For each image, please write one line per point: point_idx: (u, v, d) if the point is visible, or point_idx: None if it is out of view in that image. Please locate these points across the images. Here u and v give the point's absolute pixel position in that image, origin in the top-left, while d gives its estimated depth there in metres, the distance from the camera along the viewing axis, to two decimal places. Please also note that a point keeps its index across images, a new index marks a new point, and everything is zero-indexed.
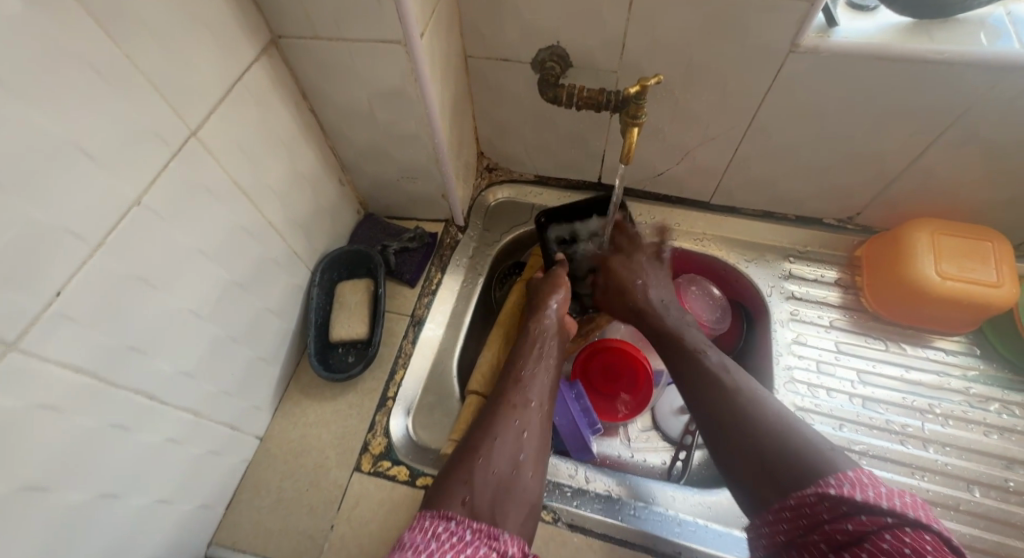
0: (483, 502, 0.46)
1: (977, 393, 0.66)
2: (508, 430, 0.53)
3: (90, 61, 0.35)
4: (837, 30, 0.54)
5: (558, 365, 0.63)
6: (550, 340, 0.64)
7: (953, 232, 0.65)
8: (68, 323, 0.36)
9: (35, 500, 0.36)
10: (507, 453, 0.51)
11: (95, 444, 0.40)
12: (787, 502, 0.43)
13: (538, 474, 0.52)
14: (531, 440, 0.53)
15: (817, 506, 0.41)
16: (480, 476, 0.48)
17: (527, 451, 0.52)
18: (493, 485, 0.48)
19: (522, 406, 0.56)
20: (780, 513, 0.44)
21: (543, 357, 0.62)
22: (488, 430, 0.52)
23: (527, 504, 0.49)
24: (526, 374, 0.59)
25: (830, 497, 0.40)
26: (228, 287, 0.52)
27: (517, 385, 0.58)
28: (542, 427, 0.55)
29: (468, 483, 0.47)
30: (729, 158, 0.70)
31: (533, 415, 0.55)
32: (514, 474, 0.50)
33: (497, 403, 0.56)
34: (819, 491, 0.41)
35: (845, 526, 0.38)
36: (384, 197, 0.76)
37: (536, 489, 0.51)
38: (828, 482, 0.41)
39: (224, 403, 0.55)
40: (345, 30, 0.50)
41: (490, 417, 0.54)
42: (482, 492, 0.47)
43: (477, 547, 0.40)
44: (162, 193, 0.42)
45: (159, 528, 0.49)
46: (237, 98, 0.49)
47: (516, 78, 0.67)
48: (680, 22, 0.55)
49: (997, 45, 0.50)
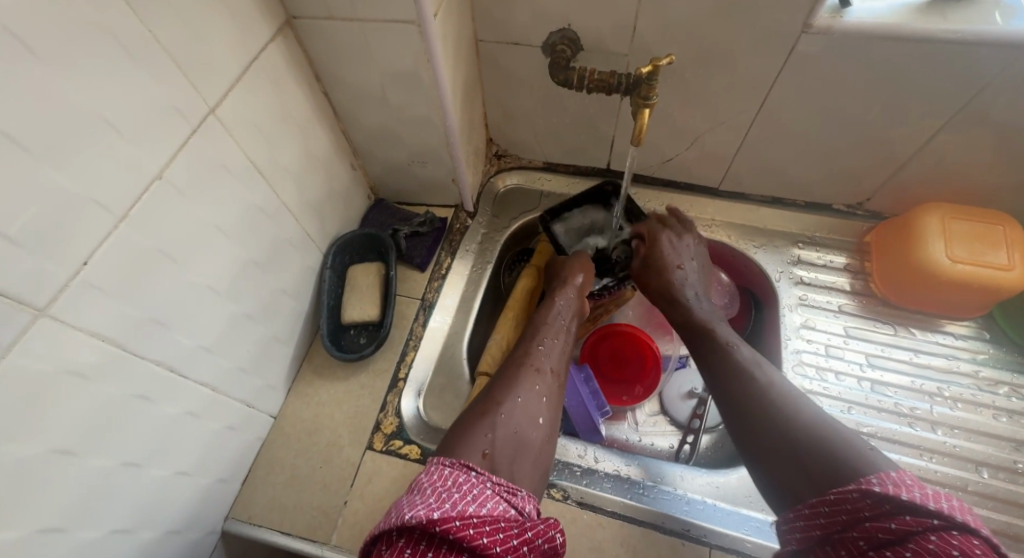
0: (501, 460, 0.46)
1: (987, 377, 0.67)
2: (530, 393, 0.53)
3: (114, 35, 0.36)
4: (850, 10, 0.53)
5: (573, 340, 0.64)
6: (569, 314, 0.64)
7: (964, 217, 0.65)
8: (94, 292, 0.37)
9: (63, 464, 0.37)
10: (527, 415, 0.51)
11: (119, 410, 0.41)
12: (825, 497, 0.39)
13: (549, 441, 0.52)
14: (548, 407, 0.54)
15: (858, 503, 0.37)
16: (501, 432, 0.48)
17: (544, 416, 0.53)
18: (511, 444, 0.48)
19: (542, 371, 0.56)
20: (815, 507, 0.40)
21: (562, 329, 0.63)
22: (510, 390, 0.53)
23: (538, 468, 0.50)
24: (547, 342, 0.60)
25: (874, 495, 0.36)
26: (244, 266, 0.53)
27: (537, 351, 0.58)
28: (557, 397, 0.56)
29: (489, 437, 0.47)
30: (739, 143, 0.70)
31: (550, 383, 0.56)
32: (531, 437, 0.50)
33: (518, 367, 0.56)
34: (861, 488, 0.37)
35: (888, 525, 0.35)
36: (395, 182, 0.76)
37: (548, 456, 0.52)
38: (870, 480, 0.37)
39: (240, 380, 0.56)
40: (359, 10, 0.51)
41: (512, 378, 0.54)
42: (502, 449, 0.47)
43: (496, 502, 0.38)
44: (182, 169, 0.43)
45: (179, 499, 0.50)
46: (253, 77, 0.50)
47: (526, 62, 0.67)
48: (692, 3, 0.55)
49: (1012, 24, 0.50)
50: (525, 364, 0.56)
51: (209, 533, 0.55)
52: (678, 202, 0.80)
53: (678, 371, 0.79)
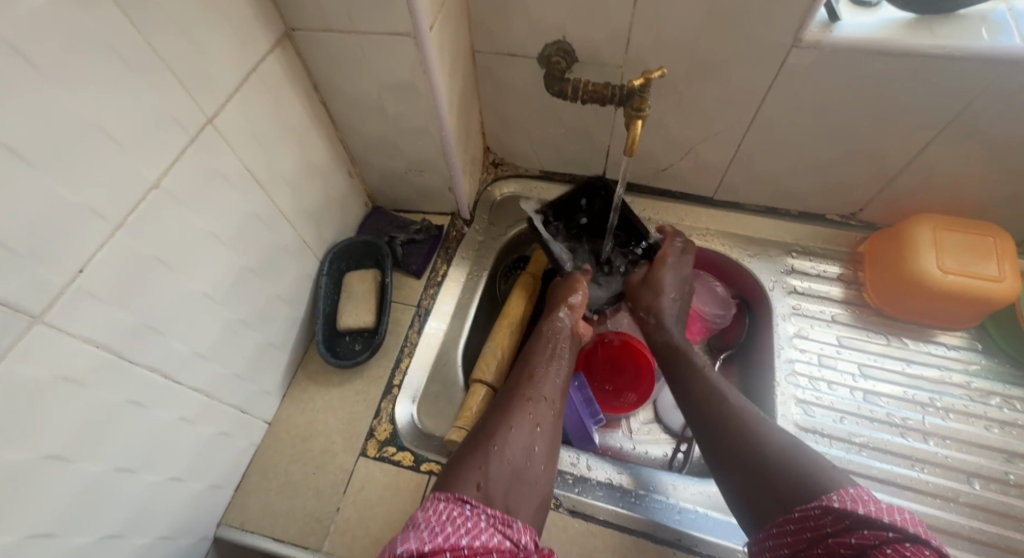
0: (497, 490, 0.47)
1: (979, 387, 0.67)
2: (524, 422, 0.54)
3: (113, 46, 0.36)
4: (839, 25, 0.54)
5: (570, 366, 0.64)
6: (563, 341, 0.65)
7: (955, 228, 0.65)
8: (90, 299, 0.38)
9: (56, 469, 0.38)
10: (522, 445, 0.52)
11: (112, 417, 0.41)
12: (790, 516, 0.44)
13: (547, 470, 0.53)
14: (544, 435, 0.54)
15: (821, 519, 0.41)
16: (494, 463, 0.49)
17: (539, 445, 0.53)
18: (507, 474, 0.49)
19: (535, 399, 0.57)
20: (782, 526, 0.44)
21: (556, 355, 0.63)
22: (502, 420, 0.53)
23: (537, 497, 0.50)
24: (540, 370, 0.60)
25: (833, 511, 0.40)
26: (241, 272, 0.54)
27: (530, 380, 0.59)
28: (553, 425, 0.56)
29: (482, 468, 0.48)
30: (732, 154, 0.71)
31: (546, 411, 0.56)
32: (527, 465, 0.51)
33: (511, 397, 0.56)
34: (822, 504, 0.42)
35: (848, 539, 0.39)
36: (392, 190, 0.77)
37: (547, 482, 0.52)
38: (830, 497, 0.42)
39: (234, 386, 0.56)
40: (356, 22, 0.52)
41: (504, 408, 0.55)
42: (497, 480, 0.48)
43: (490, 535, 0.40)
44: (178, 178, 0.44)
45: (172, 505, 0.50)
46: (251, 87, 0.51)
47: (522, 72, 0.68)
48: (684, 17, 0.56)
49: (999, 40, 0.51)
50: (518, 394, 0.57)
51: (201, 538, 0.55)
52: (672, 210, 0.80)
53: None
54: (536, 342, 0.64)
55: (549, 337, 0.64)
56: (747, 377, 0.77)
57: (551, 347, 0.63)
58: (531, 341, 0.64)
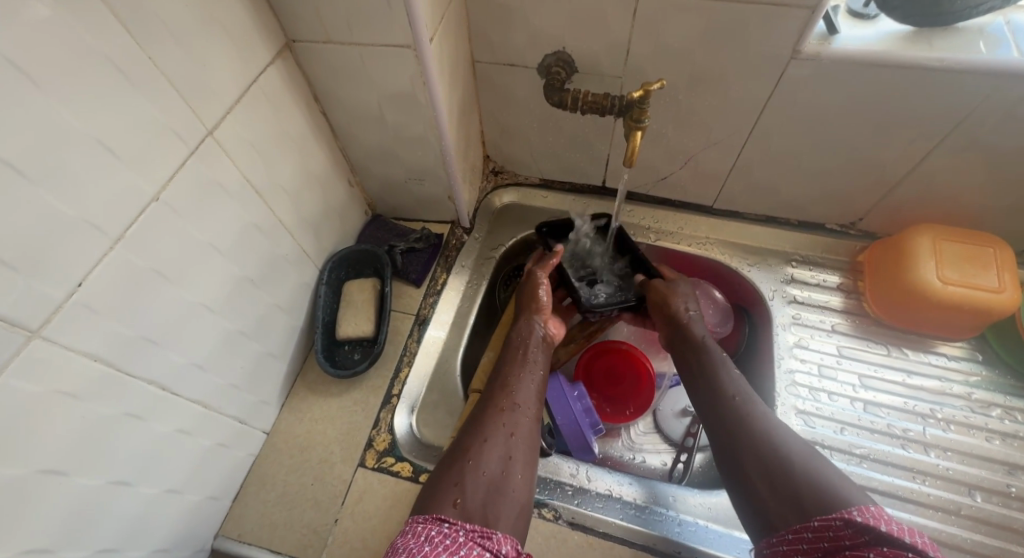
0: (475, 504, 0.47)
1: (980, 398, 0.67)
2: (499, 431, 0.53)
3: (114, 60, 0.37)
4: (837, 38, 0.54)
5: (546, 370, 0.64)
6: (536, 348, 0.65)
7: (955, 238, 0.65)
8: (89, 313, 0.38)
9: (50, 484, 0.37)
10: (499, 455, 0.51)
11: (106, 432, 0.41)
12: (809, 524, 0.43)
13: (528, 475, 0.52)
14: (521, 441, 0.54)
15: (841, 531, 0.40)
16: (470, 477, 0.49)
17: (517, 452, 0.53)
18: (484, 487, 0.49)
19: (510, 408, 0.56)
20: (798, 533, 0.43)
21: (531, 361, 0.63)
22: (477, 434, 0.53)
23: (519, 504, 0.49)
24: (514, 379, 0.60)
25: (855, 524, 0.39)
26: (240, 282, 0.53)
27: (504, 390, 0.58)
28: (531, 429, 0.55)
29: (459, 485, 0.48)
30: (731, 164, 0.71)
31: (521, 417, 0.56)
32: (505, 475, 0.50)
33: (485, 409, 0.56)
34: (844, 517, 0.40)
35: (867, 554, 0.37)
36: (392, 198, 0.77)
37: (528, 489, 0.51)
38: (852, 511, 0.40)
39: (232, 397, 0.56)
40: (358, 35, 0.52)
41: (479, 421, 0.55)
42: (474, 493, 0.48)
43: (469, 549, 0.40)
44: (179, 190, 0.44)
45: (168, 518, 0.50)
46: (252, 99, 0.51)
47: (522, 82, 0.68)
48: (683, 30, 0.56)
49: (996, 53, 0.51)
50: (492, 405, 0.57)
51: (198, 550, 0.55)
52: (671, 219, 0.80)
53: (673, 388, 0.79)
54: (510, 352, 0.64)
55: (522, 345, 0.65)
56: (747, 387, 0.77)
57: (524, 355, 0.63)
58: (505, 350, 0.65)
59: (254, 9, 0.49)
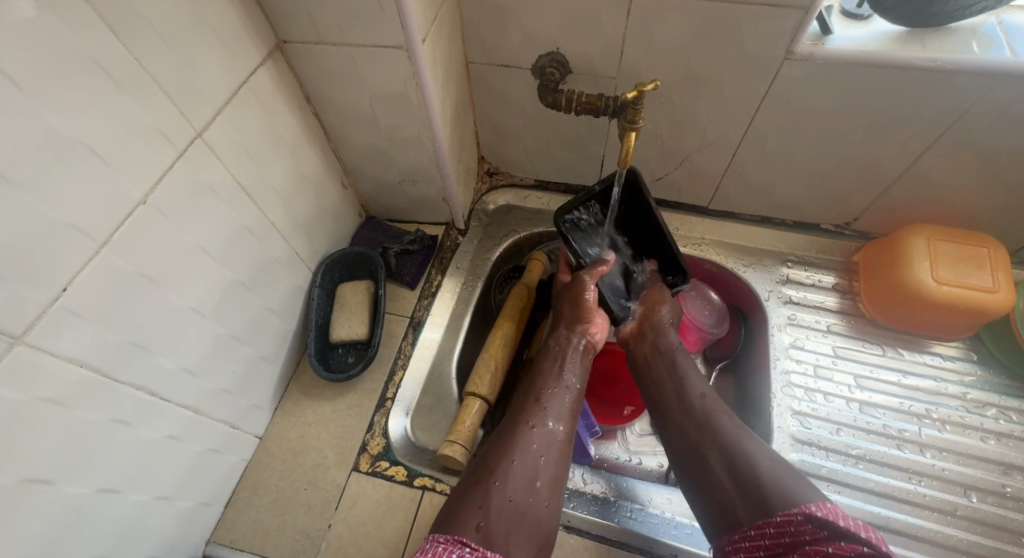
0: (498, 530, 0.46)
1: (975, 398, 0.67)
2: (527, 453, 0.52)
3: (100, 62, 0.36)
4: (831, 38, 0.54)
5: (580, 387, 0.61)
6: (573, 362, 0.63)
7: (949, 238, 0.65)
8: (73, 318, 0.37)
9: (34, 493, 0.37)
10: (525, 479, 0.50)
11: (95, 439, 0.41)
12: (771, 520, 0.44)
13: (553, 504, 0.50)
14: (549, 465, 0.52)
15: (801, 526, 0.42)
16: (495, 501, 0.47)
17: (544, 478, 0.51)
18: (509, 513, 0.47)
19: (540, 431, 0.54)
20: (761, 529, 0.45)
21: (564, 374, 0.61)
22: (504, 453, 0.52)
23: (542, 534, 0.48)
24: (546, 394, 0.58)
25: (815, 520, 0.41)
26: (230, 286, 0.53)
27: (535, 410, 0.57)
28: (561, 456, 0.54)
29: (482, 508, 0.47)
30: (726, 164, 0.71)
31: (551, 441, 0.54)
32: (530, 503, 0.49)
33: (516, 428, 0.55)
34: (804, 512, 0.42)
35: (826, 548, 0.39)
36: (385, 200, 0.77)
37: (553, 519, 0.50)
38: (811, 506, 0.42)
39: (224, 401, 0.55)
40: (349, 35, 0.51)
41: (508, 440, 0.53)
42: (499, 519, 0.46)
43: None
44: (167, 193, 0.43)
45: (158, 526, 0.49)
46: (242, 100, 0.50)
47: (516, 83, 0.68)
48: (676, 30, 0.56)
49: (990, 53, 0.51)
50: (523, 423, 0.55)
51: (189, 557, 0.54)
52: (667, 219, 0.80)
53: None
54: (542, 363, 0.62)
55: (557, 357, 0.63)
56: (742, 390, 0.76)
57: (559, 369, 0.61)
58: (538, 361, 0.63)
59: (244, 9, 0.48)
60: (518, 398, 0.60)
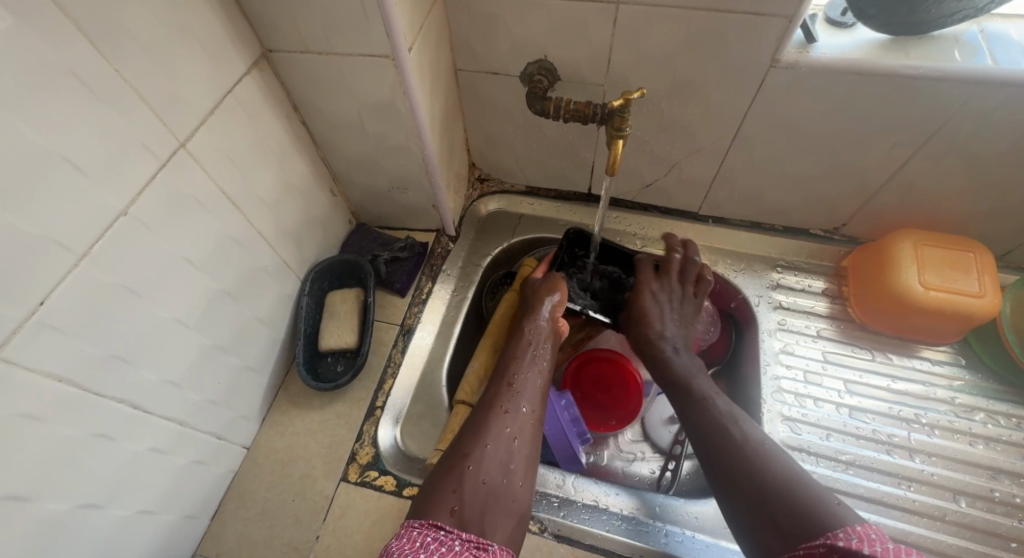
0: (472, 512, 0.46)
1: (963, 403, 0.67)
2: (500, 436, 0.52)
3: (78, 74, 0.36)
4: (816, 46, 0.54)
5: (549, 373, 0.62)
6: (544, 343, 0.63)
7: (935, 243, 0.66)
8: (52, 332, 0.37)
9: (13, 511, 0.36)
10: (500, 460, 0.51)
11: (79, 453, 0.41)
12: (797, 552, 0.41)
13: (528, 482, 0.51)
14: (522, 447, 0.53)
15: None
16: (469, 484, 0.48)
17: (518, 457, 0.52)
18: (483, 494, 0.48)
19: (512, 414, 0.55)
20: None
21: (535, 359, 0.61)
22: (477, 436, 0.52)
23: (516, 514, 0.49)
24: (519, 379, 0.59)
25: (838, 549, 0.38)
26: (217, 296, 0.53)
27: (506, 391, 0.57)
28: (533, 435, 0.54)
29: (457, 492, 0.47)
30: (716, 170, 0.71)
31: (520, 421, 0.55)
32: (505, 483, 0.49)
33: (487, 410, 0.55)
34: (828, 543, 0.39)
35: None
36: (375, 207, 0.76)
37: (526, 497, 0.50)
38: (836, 535, 0.39)
39: (210, 412, 0.55)
40: (334, 44, 0.51)
41: (481, 422, 0.54)
42: (472, 501, 0.47)
43: None
44: (150, 204, 0.43)
45: (142, 539, 0.49)
46: (228, 109, 0.50)
47: (505, 91, 0.68)
48: (662, 39, 0.56)
49: (972, 61, 0.51)
50: (495, 406, 0.55)
51: None
52: (657, 225, 0.80)
53: (660, 396, 0.78)
54: (514, 348, 0.62)
55: (527, 344, 0.62)
56: (734, 395, 0.75)
57: (531, 354, 0.62)
58: (509, 348, 0.63)
59: (228, 18, 0.48)
60: (491, 381, 0.60)
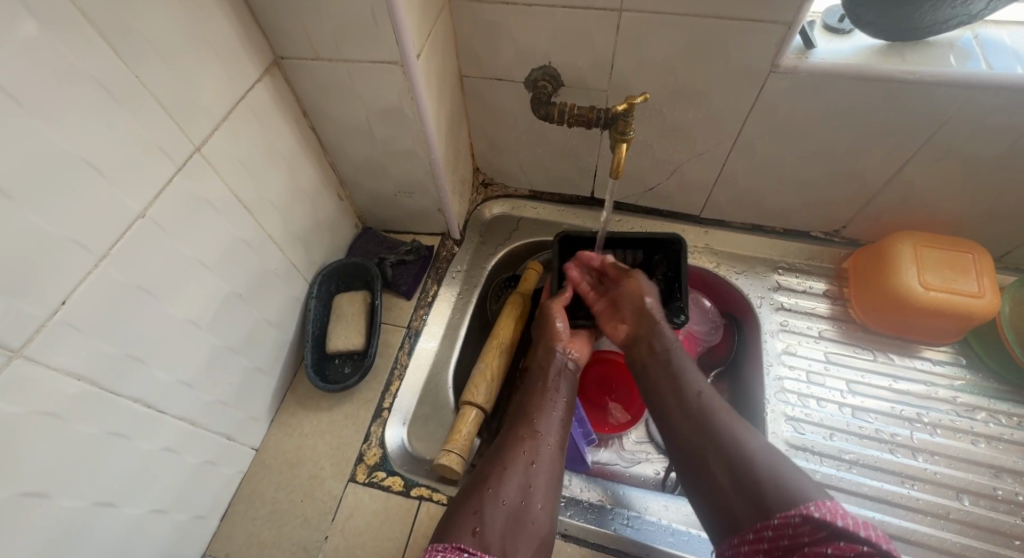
0: (494, 535, 0.47)
1: (964, 402, 0.68)
2: (519, 460, 0.53)
3: (102, 82, 0.37)
4: (814, 52, 0.56)
5: (568, 397, 0.62)
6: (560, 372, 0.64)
7: (934, 245, 0.67)
8: (72, 332, 0.38)
9: (31, 507, 0.37)
10: (518, 483, 0.51)
11: (96, 451, 0.41)
12: (769, 522, 0.42)
13: (549, 505, 0.52)
14: (541, 471, 0.53)
15: (799, 527, 0.40)
16: (490, 507, 0.49)
17: (538, 481, 0.53)
18: (504, 516, 0.49)
19: (532, 440, 0.56)
20: (760, 532, 0.43)
21: (552, 388, 0.62)
22: (498, 462, 0.53)
23: (539, 536, 0.49)
24: (534, 406, 0.59)
25: (813, 520, 0.39)
26: (228, 297, 0.53)
27: (524, 419, 0.58)
28: (553, 459, 0.55)
29: (477, 514, 0.48)
30: (718, 172, 0.72)
31: (540, 447, 0.55)
32: (524, 505, 0.50)
33: (507, 439, 0.56)
34: (802, 513, 0.40)
35: (825, 550, 0.38)
36: (382, 211, 0.77)
37: (548, 521, 0.51)
38: (809, 505, 0.41)
39: (220, 413, 0.55)
40: (345, 52, 0.53)
41: (500, 449, 0.55)
42: (492, 524, 0.48)
43: None
44: (165, 207, 0.44)
45: (154, 538, 0.49)
46: (240, 116, 0.51)
47: (510, 97, 0.69)
48: (663, 46, 0.57)
49: (966, 66, 0.53)
50: (513, 433, 0.57)
51: None
52: (658, 228, 0.81)
53: None
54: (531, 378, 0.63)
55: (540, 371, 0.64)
56: (736, 395, 0.76)
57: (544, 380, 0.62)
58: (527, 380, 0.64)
59: (242, 25, 0.49)
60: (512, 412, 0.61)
